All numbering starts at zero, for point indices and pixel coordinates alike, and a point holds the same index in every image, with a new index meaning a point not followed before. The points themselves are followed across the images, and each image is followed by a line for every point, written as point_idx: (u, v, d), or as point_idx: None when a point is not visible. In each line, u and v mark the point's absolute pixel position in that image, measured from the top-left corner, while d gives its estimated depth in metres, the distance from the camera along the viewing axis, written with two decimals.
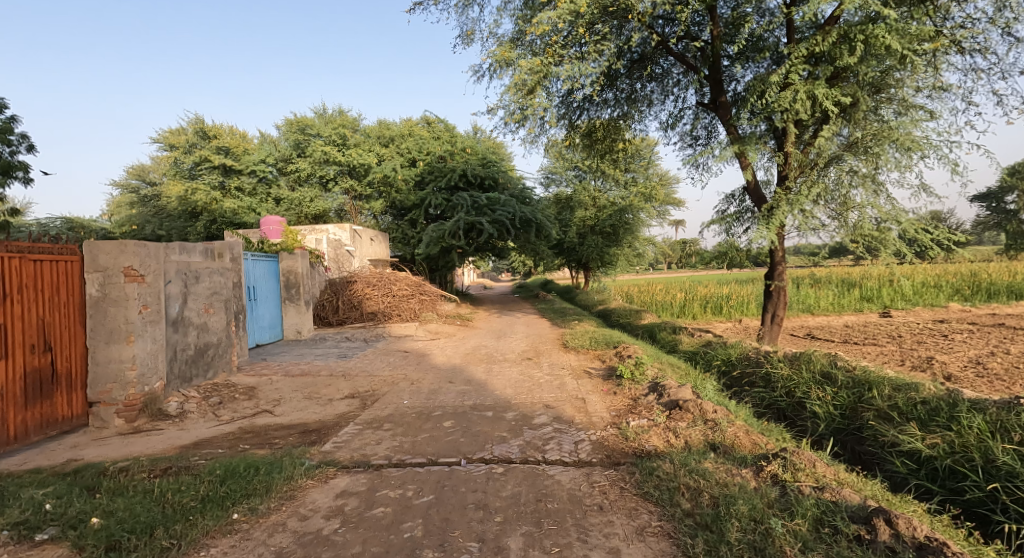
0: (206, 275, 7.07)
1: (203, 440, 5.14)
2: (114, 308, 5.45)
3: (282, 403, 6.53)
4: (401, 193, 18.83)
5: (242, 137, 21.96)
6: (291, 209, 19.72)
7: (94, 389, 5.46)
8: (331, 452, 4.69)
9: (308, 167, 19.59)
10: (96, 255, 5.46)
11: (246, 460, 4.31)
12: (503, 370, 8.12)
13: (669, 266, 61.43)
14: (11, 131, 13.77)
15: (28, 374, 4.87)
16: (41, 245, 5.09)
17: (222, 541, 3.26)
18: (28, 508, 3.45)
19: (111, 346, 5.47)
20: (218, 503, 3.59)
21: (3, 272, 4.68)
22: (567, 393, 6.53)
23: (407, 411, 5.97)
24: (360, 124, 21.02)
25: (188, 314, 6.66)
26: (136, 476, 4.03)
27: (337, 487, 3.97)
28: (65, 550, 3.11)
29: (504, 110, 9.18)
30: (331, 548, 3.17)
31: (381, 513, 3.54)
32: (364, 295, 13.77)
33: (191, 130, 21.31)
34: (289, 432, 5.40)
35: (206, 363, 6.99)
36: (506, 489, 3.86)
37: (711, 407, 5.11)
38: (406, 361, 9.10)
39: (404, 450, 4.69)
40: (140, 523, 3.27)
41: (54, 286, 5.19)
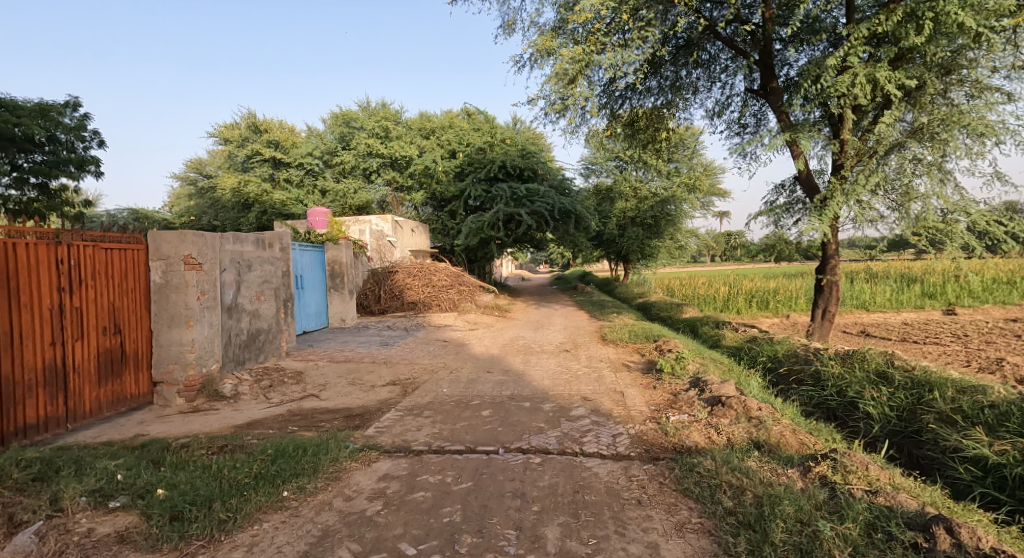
0: (258, 264, 7.40)
1: (256, 421, 5.40)
2: (175, 294, 5.78)
3: (328, 388, 6.79)
4: (441, 184, 19.12)
5: (291, 131, 22.67)
6: (336, 201, 20.16)
7: (158, 369, 5.83)
8: (374, 437, 4.85)
9: (352, 160, 20.25)
10: (159, 244, 5.78)
11: (295, 441, 4.51)
12: (541, 361, 8.18)
13: (714, 259, 60.02)
14: (85, 128, 14.75)
15: (101, 355, 5.24)
16: (111, 235, 5.42)
17: (274, 517, 3.43)
18: (102, 477, 3.72)
19: (172, 330, 5.80)
20: (269, 481, 3.79)
21: (79, 259, 5.01)
22: (605, 386, 6.51)
23: (446, 399, 6.09)
24: (402, 116, 21.57)
25: (241, 301, 6.99)
26: (195, 452, 4.28)
27: (379, 471, 4.10)
28: (135, 518, 3.34)
29: (545, 100, 9.17)
30: (374, 528, 3.28)
31: (421, 497, 3.64)
32: (405, 286, 14.06)
33: (243, 125, 21.58)
34: (335, 416, 5.60)
35: (258, 348, 7.33)
36: (543, 479, 3.90)
37: (755, 404, 4.97)
38: (446, 350, 9.25)
39: (443, 438, 4.79)
40: (200, 496, 3.49)
41: (122, 273, 5.52)
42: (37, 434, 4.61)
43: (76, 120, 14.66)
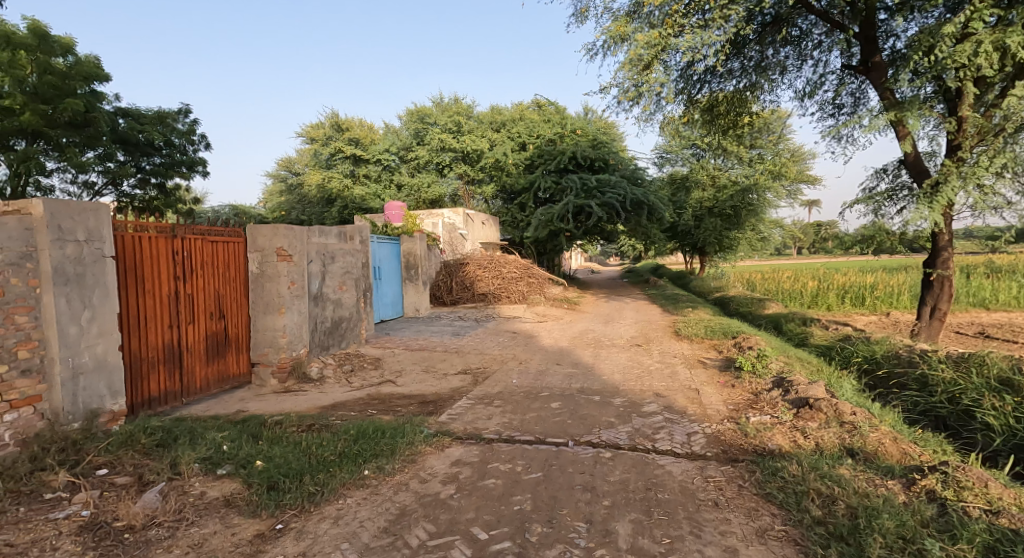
0: (340, 256, 7.79)
1: (339, 403, 5.70)
2: (269, 283, 6.22)
3: (403, 374, 7.04)
4: (512, 176, 19.21)
5: (369, 128, 23.63)
6: (411, 195, 20.82)
7: (255, 351, 6.29)
8: (447, 423, 4.97)
9: (426, 154, 20.83)
10: (256, 238, 6.23)
11: (374, 424, 4.72)
12: (611, 355, 8.05)
13: (801, 252, 56.38)
14: (194, 132, 16.13)
15: (208, 337, 5.73)
16: (217, 229, 5.89)
17: (356, 493, 3.60)
18: (211, 447, 4.08)
19: (267, 317, 6.25)
20: (352, 459, 3.98)
21: (190, 251, 5.50)
22: (679, 383, 6.29)
23: (516, 390, 6.13)
24: (473, 111, 22.12)
25: (326, 290, 7.40)
26: (287, 429, 4.60)
27: (452, 456, 4.20)
28: (238, 485, 3.64)
29: (618, 88, 8.98)
30: (447, 511, 3.36)
31: (492, 484, 3.69)
32: (476, 277, 14.28)
33: (327, 124, 22.80)
34: (409, 401, 5.80)
35: (341, 334, 7.73)
36: (614, 474, 3.83)
37: (849, 409, 4.63)
38: (515, 341, 9.32)
39: (513, 427, 4.83)
40: (292, 469, 3.74)
41: (226, 263, 5.99)
42: (158, 406, 5.12)
43: (187, 125, 16.07)
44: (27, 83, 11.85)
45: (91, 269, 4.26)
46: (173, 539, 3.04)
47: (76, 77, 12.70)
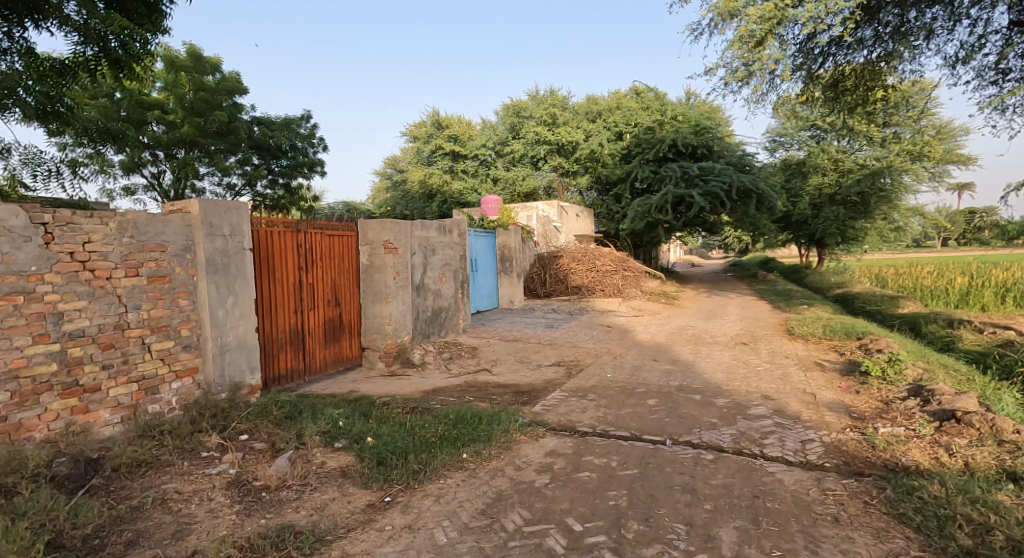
0: (440, 249, 8.14)
1: (439, 388, 6.00)
2: (377, 274, 6.66)
3: (499, 364, 7.24)
4: (607, 167, 18.87)
5: (467, 124, 24.34)
6: (506, 188, 21.17)
7: (366, 337, 6.79)
8: (541, 414, 5.05)
9: (521, 148, 21.09)
10: (366, 232, 6.70)
11: (472, 410, 4.91)
12: (713, 353, 7.70)
13: (943, 243, 49.75)
14: (315, 136, 17.59)
15: (326, 322, 6.27)
16: (334, 224, 6.41)
17: (455, 474, 3.78)
18: (329, 422, 4.49)
19: (376, 305, 6.71)
20: (452, 442, 4.18)
21: (312, 244, 6.04)
22: (791, 386, 5.87)
23: (610, 384, 6.08)
24: (569, 102, 22.13)
25: (427, 281, 7.78)
26: (393, 410, 4.93)
27: (546, 446, 4.27)
28: (353, 458, 3.97)
29: (726, 69, 8.50)
30: (542, 499, 3.43)
31: (587, 477, 3.70)
32: (570, 270, 14.24)
33: (428, 123, 23.85)
34: (505, 391, 5.96)
35: (441, 323, 8.11)
36: (716, 477, 3.68)
37: (1010, 426, 4.05)
38: (610, 336, 9.21)
39: (607, 422, 4.80)
40: (399, 448, 4.02)
41: (342, 255, 6.51)
42: (285, 382, 5.69)
43: (309, 130, 17.57)
44: (185, 100, 13.81)
45: (234, 259, 4.82)
46: (299, 501, 3.39)
47: (222, 92, 14.46)
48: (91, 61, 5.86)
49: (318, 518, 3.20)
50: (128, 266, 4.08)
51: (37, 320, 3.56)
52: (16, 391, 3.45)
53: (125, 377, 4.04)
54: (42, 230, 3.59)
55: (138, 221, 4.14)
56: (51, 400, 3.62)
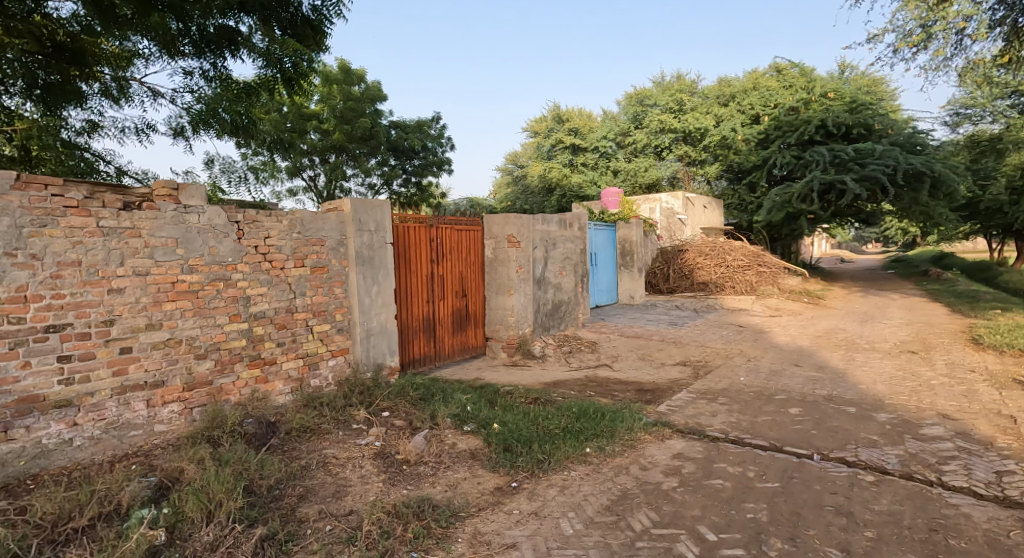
0: (561, 243, 8.19)
1: (560, 381, 6.08)
2: (501, 267, 6.91)
3: (620, 360, 7.14)
4: (741, 154, 17.56)
5: (588, 116, 24.17)
6: (627, 180, 20.63)
7: (489, 327, 7.08)
8: (666, 414, 4.90)
9: (644, 138, 20.53)
10: (491, 226, 6.97)
11: (595, 405, 4.91)
12: (870, 360, 6.87)
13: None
14: (443, 136, 18.55)
15: (454, 312, 6.65)
16: (462, 219, 6.74)
17: (579, 467, 3.82)
18: (458, 406, 4.78)
19: (499, 297, 6.97)
20: (575, 436, 4.23)
21: (442, 239, 6.42)
22: (978, 405, 5.04)
23: (744, 388, 5.71)
24: (697, 87, 21.10)
25: (548, 275, 7.88)
26: (517, 399, 5.10)
27: (673, 448, 4.14)
28: (480, 442, 4.19)
29: (898, 32, 7.47)
30: (671, 503, 3.34)
31: (720, 485, 3.53)
32: (697, 265, 13.52)
33: (549, 117, 24.07)
34: (627, 388, 5.86)
35: (561, 317, 8.20)
36: (878, 502, 3.31)
37: None
38: (742, 336, 8.61)
39: (741, 428, 4.53)
40: (523, 437, 4.16)
41: (470, 248, 6.85)
42: (419, 366, 6.14)
43: (438, 130, 18.55)
44: (337, 110, 15.45)
45: (378, 252, 5.30)
46: (435, 477, 3.66)
47: (365, 100, 15.89)
48: (273, 81, 6.78)
49: (452, 494, 3.43)
50: (296, 259, 4.66)
51: (233, 302, 4.21)
52: (218, 360, 4.12)
53: (294, 353, 4.65)
54: (236, 227, 4.24)
55: (304, 219, 4.71)
56: (242, 369, 4.28)
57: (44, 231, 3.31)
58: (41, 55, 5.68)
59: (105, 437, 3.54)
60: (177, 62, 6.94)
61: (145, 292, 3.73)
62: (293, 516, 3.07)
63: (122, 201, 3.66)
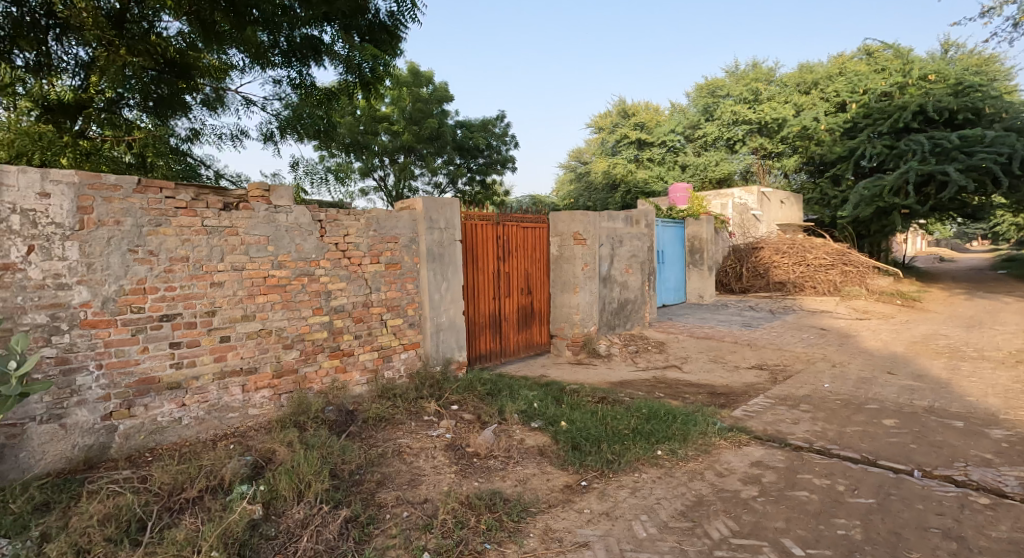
0: (628, 240, 8.03)
1: (627, 381, 5.98)
2: (567, 265, 6.87)
3: (690, 362, 6.92)
4: (823, 145, 16.48)
5: (655, 110, 23.56)
6: (696, 175, 19.88)
7: (554, 324, 7.07)
8: (742, 419, 4.70)
9: (715, 131, 19.78)
10: (557, 223, 6.95)
11: (666, 407, 4.79)
12: (978, 370, 6.25)
13: None
14: (507, 134, 18.68)
15: (519, 309, 6.69)
16: (528, 216, 6.77)
17: (651, 470, 3.75)
18: (525, 402, 4.81)
19: (564, 295, 6.94)
20: (646, 437, 4.15)
21: (508, 236, 6.47)
22: None
23: (829, 395, 5.37)
24: (775, 75, 20.11)
25: (614, 273, 7.75)
26: (584, 398, 5.06)
27: (752, 456, 3.97)
28: (548, 439, 4.20)
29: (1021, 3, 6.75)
30: (752, 512, 3.20)
31: (806, 498, 3.35)
32: (773, 264, 12.83)
33: (614, 112, 23.60)
34: (699, 391, 5.66)
35: (627, 316, 8.04)
36: (993, 527, 3.01)
37: None
38: (825, 340, 8.09)
39: (827, 438, 4.26)
40: (591, 436, 4.12)
41: (536, 246, 6.86)
42: (484, 362, 6.23)
43: (502, 128, 18.70)
44: (406, 111, 16.04)
45: (448, 249, 5.42)
46: (505, 471, 3.70)
47: (433, 101, 16.40)
48: (352, 86, 7.12)
49: (522, 490, 3.46)
50: (372, 255, 4.86)
51: (316, 296, 4.46)
52: (303, 350, 4.38)
53: (370, 345, 4.85)
54: (319, 225, 4.48)
55: (379, 217, 4.89)
56: (324, 360, 4.52)
57: (159, 229, 3.64)
58: (156, 70, 6.28)
59: (208, 418, 3.86)
60: (268, 71, 7.39)
61: (241, 286, 4.02)
62: (373, 500, 3.21)
63: (222, 202, 3.96)
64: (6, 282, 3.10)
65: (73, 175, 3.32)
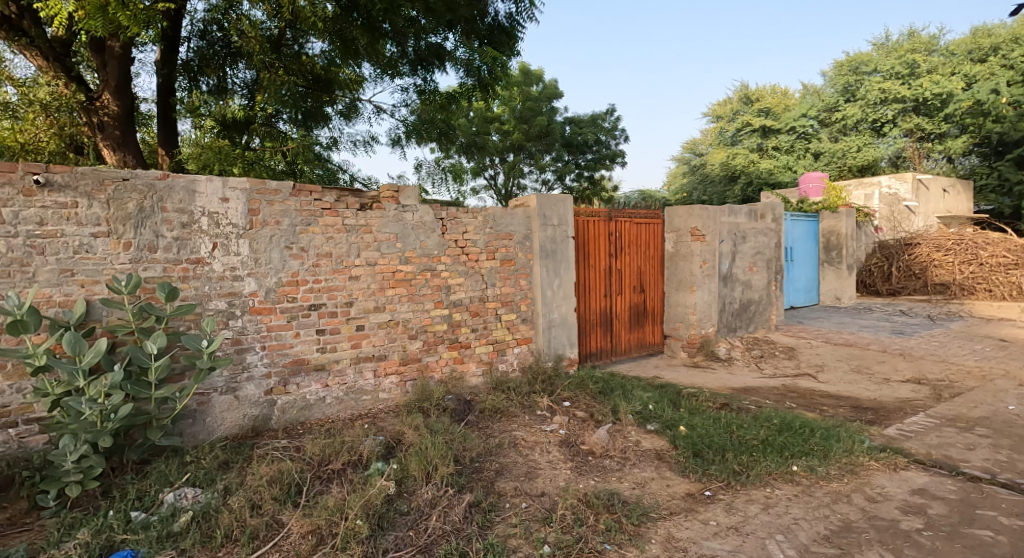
0: (752, 236, 7.46)
1: (753, 388, 5.57)
2: (683, 262, 6.55)
3: (827, 371, 6.27)
4: (1003, 122, 14.06)
5: (784, 94, 21.72)
6: (832, 163, 17.98)
7: (669, 324, 6.79)
8: (897, 440, 4.16)
9: (858, 112, 17.66)
10: (674, 219, 6.66)
11: (801, 419, 4.38)
12: None
13: None
14: (617, 128, 18.24)
15: (631, 308, 6.51)
16: (642, 212, 6.55)
17: (786, 487, 3.46)
18: (640, 403, 4.68)
19: (680, 294, 6.62)
20: (778, 451, 3.83)
21: (621, 232, 6.31)
22: None
23: (1011, 420, 4.57)
24: (937, 44, 17.78)
25: (736, 271, 7.25)
26: (704, 403, 4.81)
27: (911, 482, 3.50)
28: (666, 444, 4.05)
29: None
30: (915, 547, 2.82)
31: (987, 538, 2.88)
32: (934, 264, 11.20)
33: (736, 99, 22.18)
34: (840, 403, 5.12)
35: (750, 317, 7.49)
36: None
37: None
38: (1004, 353, 6.91)
39: (1011, 470, 3.63)
40: (715, 443, 3.90)
41: (650, 242, 6.63)
42: (595, 360, 6.16)
43: (612, 123, 18.27)
44: (516, 111, 16.37)
45: (561, 246, 5.41)
46: (622, 473, 3.63)
47: (543, 99, 16.57)
48: (472, 89, 7.36)
49: (641, 493, 3.37)
50: (488, 252, 5.00)
51: (437, 290, 4.69)
52: (426, 341, 4.64)
53: (485, 339, 5.00)
54: (441, 223, 4.70)
55: (495, 214, 5.02)
56: (443, 351, 4.74)
57: (308, 228, 4.05)
58: (304, 86, 7.08)
59: (346, 398, 4.23)
60: (397, 80, 7.87)
61: (374, 280, 4.35)
62: (493, 488, 3.32)
63: (359, 203, 4.30)
64: (198, 274, 3.65)
65: (244, 182, 3.80)
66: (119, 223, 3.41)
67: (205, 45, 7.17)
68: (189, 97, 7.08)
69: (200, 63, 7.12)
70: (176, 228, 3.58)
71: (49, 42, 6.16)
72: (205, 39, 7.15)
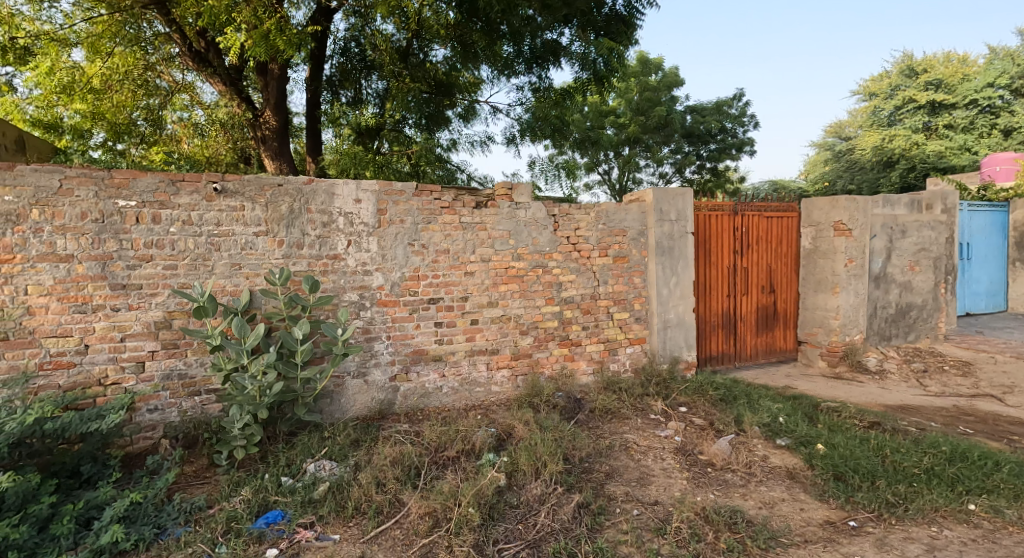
0: (914, 230, 6.47)
1: (913, 406, 4.84)
2: (824, 260, 5.89)
3: (1017, 392, 5.24)
4: None
5: (962, 62, 18.50)
6: None
7: (804, 329, 6.16)
8: None
9: None
10: (812, 211, 6.01)
11: (978, 448, 3.70)
12: None
13: None
14: (746, 115, 16.81)
15: (760, 309, 5.99)
16: (773, 204, 5.99)
17: (958, 528, 2.95)
18: (768, 415, 4.29)
19: (819, 295, 5.95)
20: (947, 484, 3.28)
21: (749, 227, 5.82)
22: None
23: None
24: None
25: (891, 271, 6.33)
26: (848, 420, 4.27)
27: None
28: (800, 462, 3.66)
29: None
30: None
31: None
32: None
33: (895, 72, 19.28)
34: None
35: (909, 325, 6.51)
36: None
37: None
38: None
39: None
40: (863, 468, 3.44)
41: (782, 237, 6.04)
42: (716, 364, 5.77)
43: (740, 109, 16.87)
44: (633, 103, 15.77)
45: (679, 242, 5.13)
46: (747, 490, 3.35)
47: (663, 88, 15.86)
48: (587, 82, 7.22)
49: (770, 514, 3.08)
50: (601, 248, 4.90)
51: (548, 287, 4.70)
52: (537, 337, 4.68)
53: (596, 337, 4.91)
54: (553, 220, 4.70)
55: (609, 210, 4.90)
56: (554, 348, 4.75)
57: (429, 226, 4.28)
58: (429, 93, 7.63)
59: (461, 389, 4.42)
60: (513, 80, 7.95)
61: (487, 276, 4.48)
62: (603, 491, 3.26)
63: (475, 201, 4.45)
64: (335, 268, 4.03)
65: (374, 185, 4.12)
66: (276, 223, 3.88)
67: (345, 61, 7.82)
68: (331, 108, 7.83)
69: (341, 78, 7.86)
70: (318, 228, 3.98)
71: (226, 70, 7.16)
72: (345, 55, 7.78)
